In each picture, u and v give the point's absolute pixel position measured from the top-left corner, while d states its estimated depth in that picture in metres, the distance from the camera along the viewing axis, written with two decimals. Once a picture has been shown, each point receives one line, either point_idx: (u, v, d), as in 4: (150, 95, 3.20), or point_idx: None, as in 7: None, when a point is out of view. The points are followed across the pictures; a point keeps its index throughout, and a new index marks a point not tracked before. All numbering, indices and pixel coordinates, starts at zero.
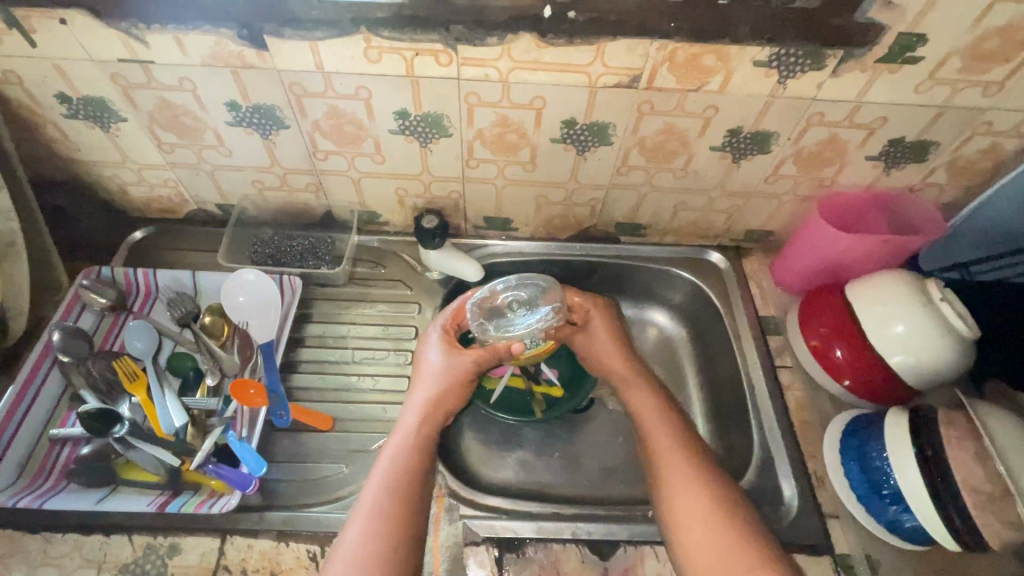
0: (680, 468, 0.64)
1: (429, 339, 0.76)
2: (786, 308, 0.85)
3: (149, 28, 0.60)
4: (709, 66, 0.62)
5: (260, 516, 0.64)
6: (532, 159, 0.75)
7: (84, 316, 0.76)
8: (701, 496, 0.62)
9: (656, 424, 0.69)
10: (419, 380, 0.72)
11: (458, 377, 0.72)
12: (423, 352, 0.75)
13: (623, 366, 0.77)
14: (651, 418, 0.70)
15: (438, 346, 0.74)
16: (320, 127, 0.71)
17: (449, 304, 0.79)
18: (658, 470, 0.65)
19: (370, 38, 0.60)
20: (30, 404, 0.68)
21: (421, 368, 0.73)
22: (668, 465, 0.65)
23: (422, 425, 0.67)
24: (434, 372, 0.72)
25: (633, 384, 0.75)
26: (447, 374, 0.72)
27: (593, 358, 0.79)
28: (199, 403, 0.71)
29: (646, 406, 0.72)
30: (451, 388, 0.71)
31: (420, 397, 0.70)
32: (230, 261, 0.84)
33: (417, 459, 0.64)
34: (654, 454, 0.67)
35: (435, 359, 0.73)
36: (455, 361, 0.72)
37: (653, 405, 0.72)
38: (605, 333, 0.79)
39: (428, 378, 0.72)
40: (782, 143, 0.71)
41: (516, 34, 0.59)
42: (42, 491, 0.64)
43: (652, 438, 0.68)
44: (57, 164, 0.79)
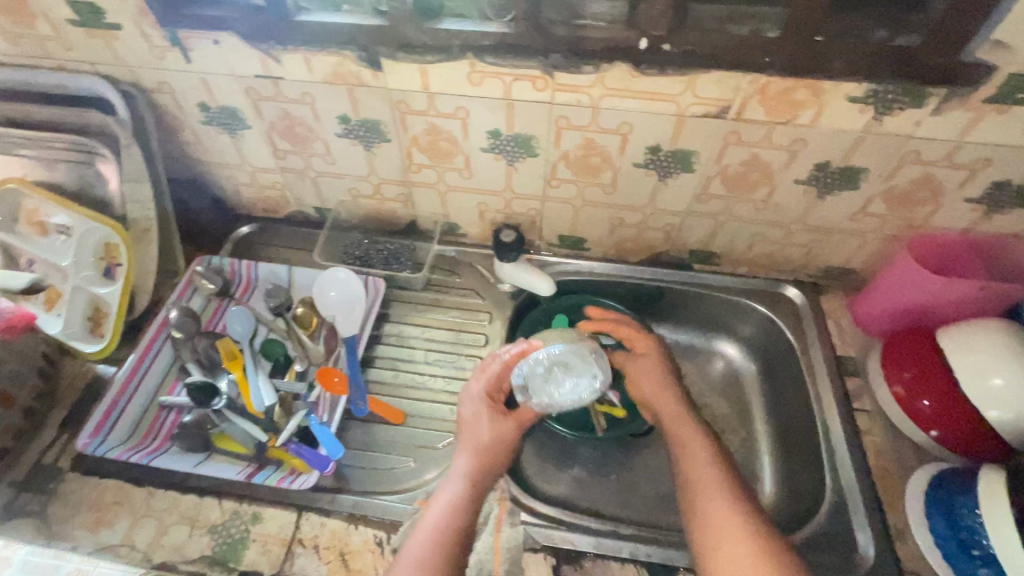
0: (722, 503, 0.62)
1: (469, 400, 0.73)
2: (867, 350, 0.82)
3: (286, 49, 0.68)
4: (801, 100, 0.63)
5: (333, 498, 0.68)
6: (612, 182, 0.78)
7: (194, 299, 0.85)
8: (748, 534, 0.59)
9: (700, 457, 0.68)
10: (462, 444, 0.69)
11: (505, 445, 0.70)
12: (466, 408, 0.73)
13: (671, 397, 0.76)
14: (696, 450, 0.69)
15: (480, 408, 0.72)
16: (417, 141, 0.78)
17: (490, 364, 0.75)
18: (697, 502, 0.64)
19: (475, 62, 0.65)
20: (146, 372, 0.77)
21: (464, 431, 0.71)
22: (711, 499, 0.63)
23: (471, 487, 0.65)
24: (479, 436, 0.70)
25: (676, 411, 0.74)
26: (493, 439, 0.70)
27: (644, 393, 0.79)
28: (286, 386, 0.75)
29: (692, 437, 0.71)
30: (497, 455, 0.69)
31: (462, 463, 0.67)
32: (324, 260, 0.92)
33: (467, 523, 0.62)
34: (695, 484, 0.65)
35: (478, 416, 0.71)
36: (500, 428, 0.71)
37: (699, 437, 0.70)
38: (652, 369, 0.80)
39: (473, 442, 0.69)
40: (873, 180, 0.70)
41: (612, 63, 0.63)
42: (150, 449, 0.72)
43: (693, 471, 0.67)
44: (185, 164, 0.89)
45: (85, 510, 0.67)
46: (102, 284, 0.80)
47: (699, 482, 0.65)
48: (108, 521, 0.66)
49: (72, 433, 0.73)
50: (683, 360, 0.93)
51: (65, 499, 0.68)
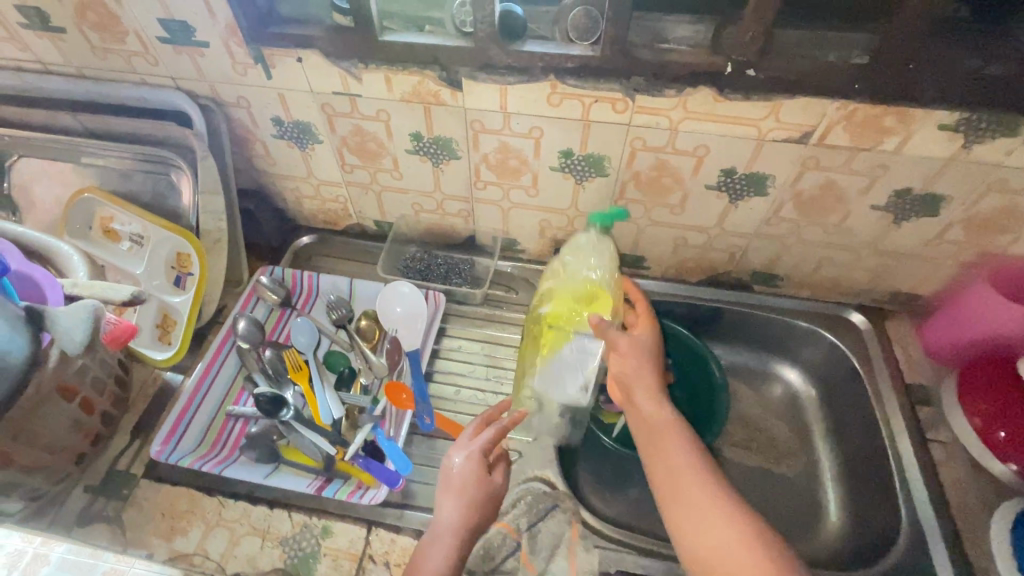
0: (712, 528, 0.54)
1: (466, 447, 0.65)
2: (937, 379, 0.80)
3: (367, 67, 0.69)
4: (888, 126, 0.62)
5: (401, 514, 0.69)
6: (681, 203, 0.77)
7: (258, 308, 0.86)
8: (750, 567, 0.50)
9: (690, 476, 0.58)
10: (446, 495, 0.62)
11: (494, 507, 0.63)
12: (451, 454, 0.64)
13: (651, 389, 0.66)
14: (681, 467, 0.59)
15: (475, 460, 0.63)
16: (487, 159, 0.78)
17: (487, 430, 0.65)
18: (692, 537, 0.54)
19: (557, 84, 0.66)
20: (213, 380, 0.78)
21: (451, 482, 0.62)
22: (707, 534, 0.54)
23: (455, 549, 0.59)
24: (471, 492, 0.62)
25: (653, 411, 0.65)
26: (484, 498, 0.62)
27: (624, 380, 0.68)
28: (352, 399, 0.76)
29: (674, 450, 0.61)
30: (484, 516, 0.62)
31: (449, 519, 0.60)
32: (387, 271, 0.93)
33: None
34: (685, 515, 0.56)
35: (463, 466, 0.63)
36: (485, 483, 0.63)
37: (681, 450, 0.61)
38: (637, 356, 0.68)
39: (466, 499, 0.61)
40: (953, 207, 0.69)
41: (695, 87, 0.63)
42: (219, 458, 0.73)
43: (680, 498, 0.57)
44: (252, 175, 0.91)
45: (159, 518, 0.68)
46: (174, 294, 0.81)
47: (690, 509, 0.56)
48: (181, 529, 0.67)
49: (144, 439, 0.74)
50: (741, 382, 0.92)
51: (140, 505, 0.69)
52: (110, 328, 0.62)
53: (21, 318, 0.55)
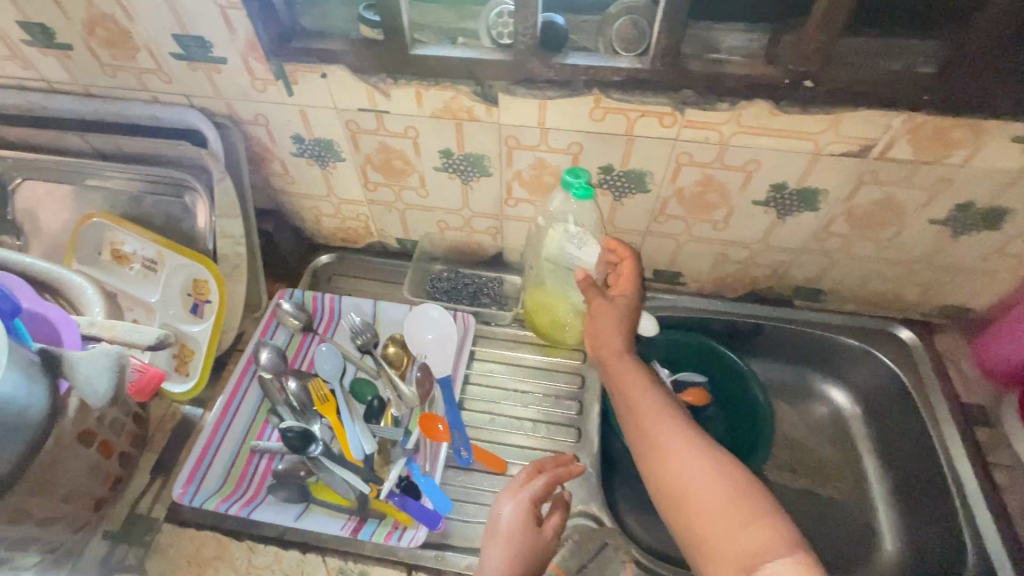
0: (674, 456, 0.55)
1: (515, 494, 0.61)
2: (993, 397, 0.77)
3: (396, 82, 0.66)
4: (957, 140, 0.59)
5: (441, 556, 0.65)
6: (725, 219, 0.74)
7: (278, 334, 0.82)
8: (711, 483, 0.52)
9: (652, 414, 0.60)
10: (492, 542, 0.58)
11: (542, 562, 0.58)
12: (500, 502, 0.61)
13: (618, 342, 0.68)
14: (650, 418, 0.60)
15: (525, 508, 0.60)
16: (520, 176, 0.74)
17: (538, 479, 0.62)
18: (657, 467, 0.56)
19: (600, 98, 0.62)
20: (235, 413, 0.74)
21: (498, 529, 0.59)
22: (677, 471, 0.54)
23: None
24: (519, 538, 0.58)
25: (622, 373, 0.66)
26: (533, 547, 0.58)
27: (592, 330, 0.70)
28: (384, 432, 0.72)
29: (643, 403, 0.62)
30: (531, 571, 0.57)
31: (494, 567, 0.56)
32: (413, 293, 0.88)
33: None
34: (656, 457, 0.57)
35: (512, 514, 0.60)
36: (536, 536, 0.59)
37: (649, 404, 0.62)
38: (610, 310, 0.70)
39: (514, 548, 0.57)
40: (1018, 221, 0.66)
41: (750, 100, 0.59)
42: (246, 499, 0.68)
43: (650, 444, 0.58)
44: (269, 195, 0.87)
45: (185, 565, 0.64)
46: (192, 322, 0.77)
47: (654, 443, 0.58)
48: None
49: (164, 479, 0.70)
50: (783, 401, 0.89)
51: (164, 552, 0.65)
52: (136, 377, 0.62)
53: (36, 365, 0.51)
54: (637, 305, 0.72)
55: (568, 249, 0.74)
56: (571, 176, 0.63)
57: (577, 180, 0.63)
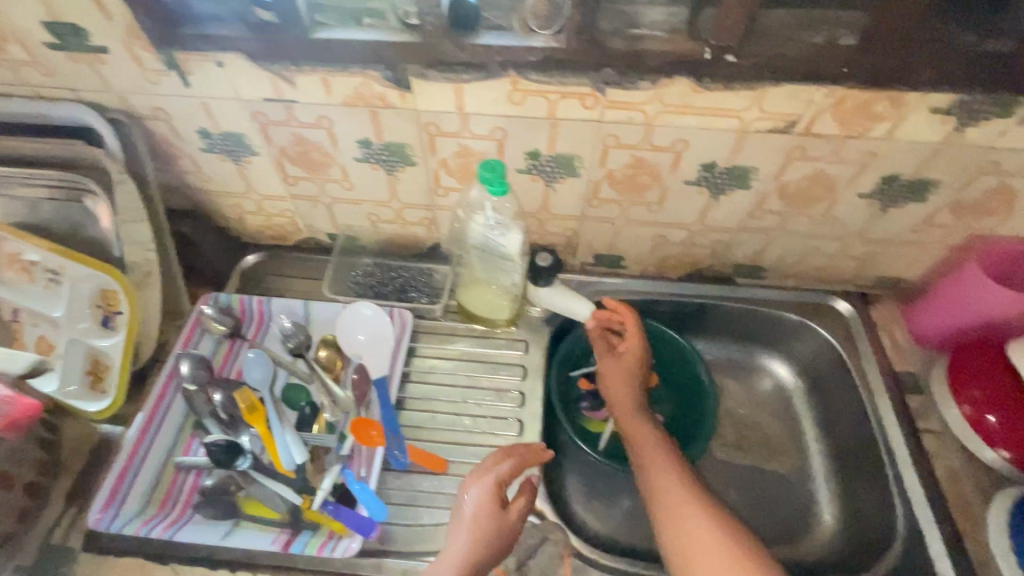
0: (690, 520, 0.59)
1: (480, 479, 0.60)
2: (925, 365, 0.78)
3: (300, 70, 0.61)
4: (878, 113, 0.57)
5: (379, 563, 0.64)
6: (659, 200, 0.72)
7: (203, 342, 0.78)
8: (725, 549, 0.56)
9: (669, 473, 0.64)
10: (456, 528, 0.58)
11: (503, 546, 0.58)
12: (465, 488, 0.60)
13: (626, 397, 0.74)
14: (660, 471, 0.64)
15: (490, 495, 0.59)
16: (446, 164, 0.71)
17: (503, 464, 0.61)
18: (671, 525, 0.59)
19: (518, 80, 0.59)
20: (157, 430, 0.70)
21: (463, 515, 0.59)
22: (682, 521, 0.59)
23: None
24: (484, 526, 0.58)
25: (636, 428, 0.70)
26: (497, 532, 0.58)
27: (608, 378, 0.76)
28: (317, 439, 0.69)
29: (654, 455, 0.66)
30: (490, 556, 0.57)
31: (457, 554, 0.56)
32: (334, 292, 0.84)
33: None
34: (664, 507, 0.61)
35: (476, 503, 0.59)
36: (498, 521, 0.58)
37: (660, 458, 0.66)
38: (628, 362, 0.76)
39: (477, 533, 0.57)
40: (943, 191, 0.66)
41: (671, 78, 0.57)
42: (170, 520, 0.65)
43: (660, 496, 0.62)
44: (184, 194, 0.81)
45: None
46: (103, 336, 0.72)
47: (669, 501, 0.61)
48: None
49: (80, 504, 0.66)
50: (728, 379, 0.89)
51: None
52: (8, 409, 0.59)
53: None
54: (643, 356, 0.77)
55: (490, 239, 0.73)
56: (487, 170, 0.59)
57: (494, 175, 0.59)
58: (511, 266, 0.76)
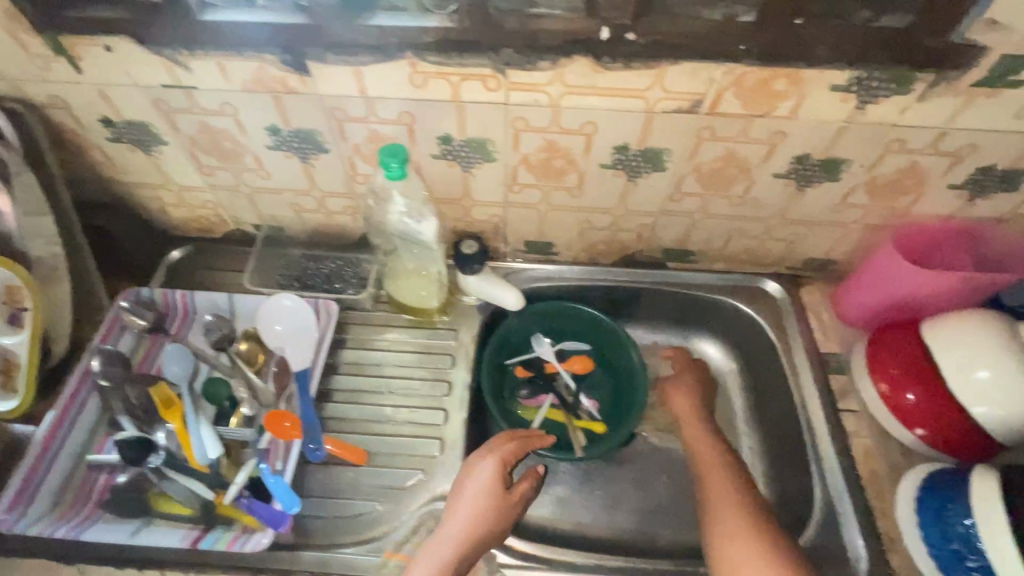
0: (738, 535, 0.61)
1: (487, 458, 0.65)
2: (849, 346, 0.79)
3: (193, 54, 0.59)
4: (779, 91, 0.57)
5: (293, 556, 0.63)
6: (578, 184, 0.71)
7: (123, 338, 0.76)
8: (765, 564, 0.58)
9: (726, 490, 0.66)
10: (460, 503, 0.62)
11: (503, 523, 0.63)
12: (472, 468, 0.65)
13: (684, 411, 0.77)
14: (715, 486, 0.67)
15: (491, 476, 0.64)
16: (360, 150, 0.69)
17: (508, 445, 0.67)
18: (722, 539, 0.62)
19: (416, 62, 0.57)
20: (69, 429, 0.68)
21: (467, 491, 0.63)
22: (724, 527, 0.63)
23: (457, 551, 0.59)
24: (485, 504, 0.62)
25: (694, 436, 0.74)
26: (495, 512, 0.62)
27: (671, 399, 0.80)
28: (233, 434, 0.69)
29: (711, 469, 0.69)
30: (491, 531, 0.62)
31: (460, 528, 0.61)
32: (255, 284, 0.83)
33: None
34: (712, 510, 0.64)
35: (483, 483, 0.63)
36: (499, 500, 0.63)
37: (717, 473, 0.68)
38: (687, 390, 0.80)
39: (480, 510, 0.62)
40: (855, 171, 0.65)
41: (570, 57, 0.56)
42: (78, 520, 0.64)
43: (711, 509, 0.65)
44: (98, 186, 0.78)
45: None
46: (9, 334, 0.69)
47: (721, 516, 0.63)
48: None
49: None
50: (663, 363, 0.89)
51: None
52: None
53: None
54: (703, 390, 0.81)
55: (408, 228, 0.73)
56: (388, 157, 0.58)
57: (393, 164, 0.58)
58: (432, 253, 0.75)
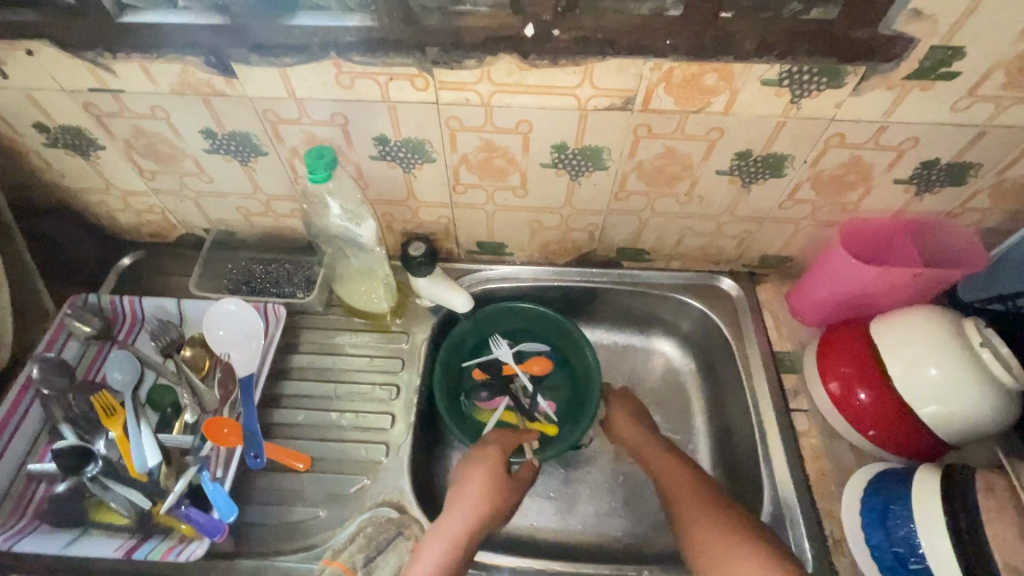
0: (688, 496, 0.65)
1: (491, 447, 0.71)
2: (804, 344, 0.78)
3: (115, 57, 0.57)
4: (711, 86, 0.56)
5: (230, 565, 0.62)
6: (522, 184, 0.70)
7: (68, 346, 0.75)
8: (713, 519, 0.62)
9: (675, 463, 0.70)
10: (468, 484, 0.67)
11: (508, 504, 0.68)
12: (476, 457, 0.70)
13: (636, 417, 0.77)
14: (686, 497, 0.65)
15: (499, 462, 0.69)
16: (298, 153, 0.68)
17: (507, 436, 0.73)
18: (679, 507, 0.65)
19: (341, 63, 0.56)
20: (9, 439, 0.67)
21: (475, 474, 0.68)
22: (679, 493, 0.67)
23: (467, 532, 0.62)
24: (495, 486, 0.67)
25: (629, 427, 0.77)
26: (499, 500, 0.67)
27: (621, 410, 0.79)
28: (174, 441, 0.68)
29: (676, 472, 0.69)
30: (500, 510, 0.66)
31: (473, 504, 0.65)
32: (201, 290, 0.82)
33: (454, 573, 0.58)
34: (669, 482, 0.68)
35: (488, 467, 0.69)
36: (503, 481, 0.68)
37: (688, 486, 0.66)
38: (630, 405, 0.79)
39: (491, 489, 0.67)
40: (798, 167, 0.64)
41: (495, 55, 0.55)
42: (13, 531, 0.62)
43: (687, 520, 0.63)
44: (42, 191, 0.77)
45: None
46: None
47: (675, 484, 0.68)
48: None
49: None
50: (621, 363, 0.88)
51: None
52: None
53: None
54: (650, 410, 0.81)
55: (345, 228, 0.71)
56: (312, 157, 0.58)
57: (318, 165, 0.58)
58: (375, 253, 0.75)
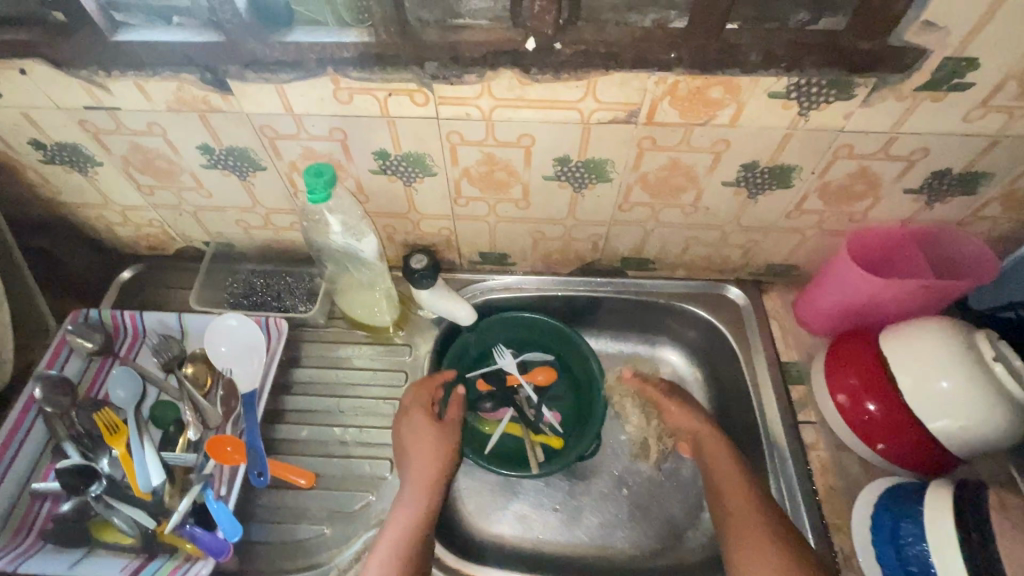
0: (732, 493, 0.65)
1: (409, 410, 0.71)
2: (811, 353, 0.77)
3: (110, 75, 0.57)
4: (716, 99, 0.55)
5: None
6: (524, 196, 0.69)
7: (71, 362, 0.74)
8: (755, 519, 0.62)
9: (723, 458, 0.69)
10: (406, 455, 0.68)
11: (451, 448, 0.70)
12: (402, 425, 0.70)
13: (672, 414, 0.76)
14: (736, 497, 0.65)
15: (421, 425, 0.70)
16: (297, 167, 0.67)
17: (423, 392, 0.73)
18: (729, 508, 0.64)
19: (338, 78, 0.55)
20: (13, 457, 0.66)
21: (407, 442, 0.69)
22: (725, 491, 0.66)
23: (423, 499, 0.65)
24: (429, 447, 0.68)
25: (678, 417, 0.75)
26: (442, 455, 0.68)
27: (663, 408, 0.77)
28: (178, 459, 0.68)
29: (725, 466, 0.68)
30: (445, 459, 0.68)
31: (417, 471, 0.67)
32: (201, 304, 0.81)
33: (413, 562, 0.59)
34: (717, 477, 0.68)
35: (415, 429, 0.69)
36: (434, 436, 0.69)
37: (736, 482, 0.66)
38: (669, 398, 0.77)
39: (428, 451, 0.68)
40: (806, 177, 0.63)
41: (496, 70, 0.53)
42: (19, 550, 0.62)
43: (733, 518, 0.63)
44: (39, 207, 0.77)
45: None
46: None
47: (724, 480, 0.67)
48: None
49: None
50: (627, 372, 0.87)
51: None
52: None
53: None
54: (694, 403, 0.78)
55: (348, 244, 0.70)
56: (311, 176, 0.57)
57: (317, 185, 0.57)
58: (376, 266, 0.73)
